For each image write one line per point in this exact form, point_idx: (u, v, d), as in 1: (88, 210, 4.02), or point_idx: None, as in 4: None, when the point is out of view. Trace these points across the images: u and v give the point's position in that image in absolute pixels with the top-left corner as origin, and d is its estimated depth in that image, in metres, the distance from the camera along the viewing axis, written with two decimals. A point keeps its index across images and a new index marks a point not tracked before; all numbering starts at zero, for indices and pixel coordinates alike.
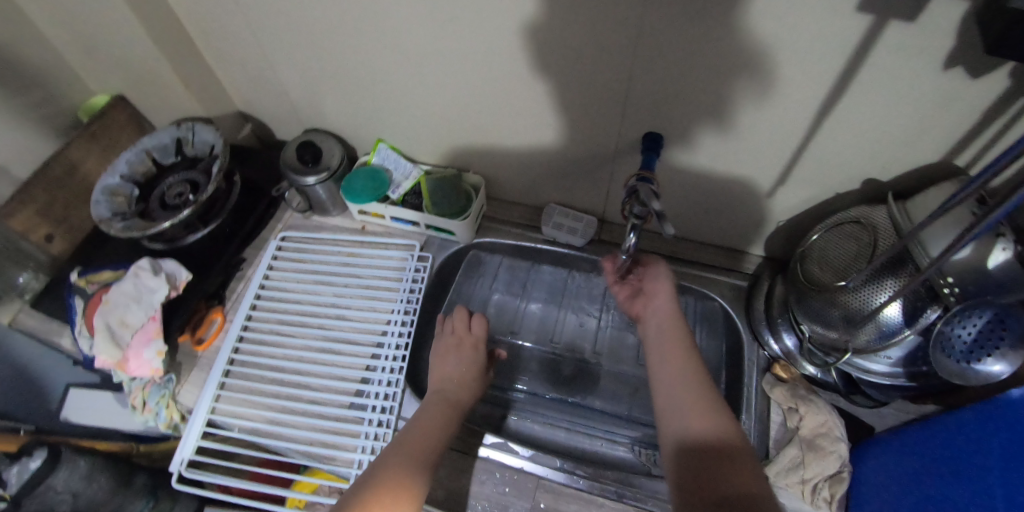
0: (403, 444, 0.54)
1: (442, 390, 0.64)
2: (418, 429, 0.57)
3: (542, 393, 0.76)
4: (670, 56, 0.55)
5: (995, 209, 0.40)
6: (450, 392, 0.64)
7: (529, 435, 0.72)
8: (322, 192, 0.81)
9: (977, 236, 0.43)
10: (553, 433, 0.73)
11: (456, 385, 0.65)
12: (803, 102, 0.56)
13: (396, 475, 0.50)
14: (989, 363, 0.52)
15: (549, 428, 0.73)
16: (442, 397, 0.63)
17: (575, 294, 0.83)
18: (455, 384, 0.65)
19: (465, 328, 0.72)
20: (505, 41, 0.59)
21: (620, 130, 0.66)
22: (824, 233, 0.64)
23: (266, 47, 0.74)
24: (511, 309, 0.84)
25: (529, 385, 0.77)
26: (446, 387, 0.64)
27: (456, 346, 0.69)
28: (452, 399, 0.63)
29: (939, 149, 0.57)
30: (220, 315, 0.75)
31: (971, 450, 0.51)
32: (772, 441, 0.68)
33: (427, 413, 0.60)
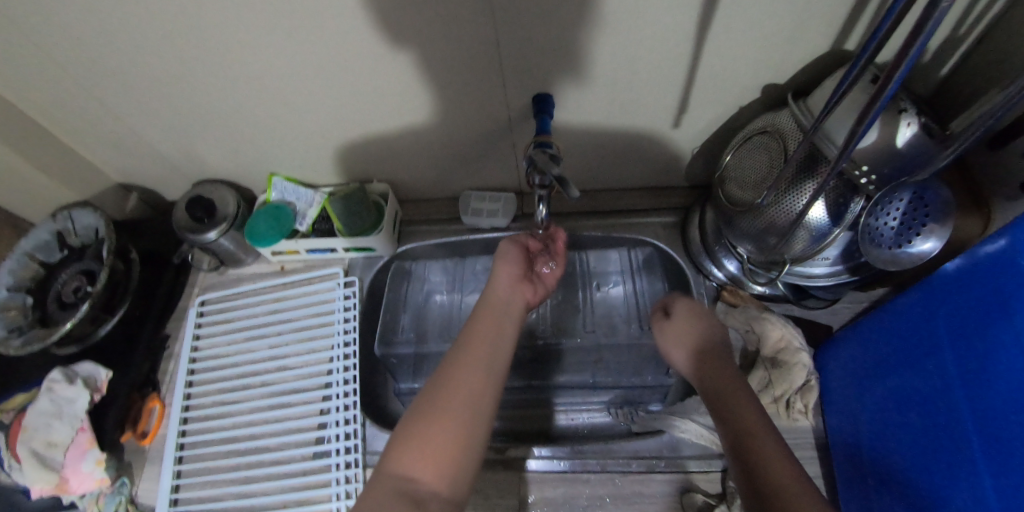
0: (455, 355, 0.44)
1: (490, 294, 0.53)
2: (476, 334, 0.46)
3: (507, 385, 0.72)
4: (528, 11, 0.50)
5: (881, 90, 0.36)
6: (508, 294, 0.53)
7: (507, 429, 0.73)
8: (228, 243, 0.76)
9: (871, 122, 0.39)
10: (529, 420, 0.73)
11: (507, 288, 0.54)
12: (679, 22, 0.52)
13: (448, 396, 0.41)
14: (919, 243, 0.52)
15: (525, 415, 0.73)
16: (493, 301, 0.52)
17: None
18: (504, 285, 0.54)
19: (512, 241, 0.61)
20: (356, 34, 0.53)
21: (508, 99, 0.62)
22: (735, 152, 0.62)
23: (114, 109, 0.67)
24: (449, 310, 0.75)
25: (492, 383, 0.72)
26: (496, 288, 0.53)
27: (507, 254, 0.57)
28: (505, 301, 0.52)
29: (824, 39, 0.54)
30: (158, 401, 0.71)
31: (920, 331, 0.49)
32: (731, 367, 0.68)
33: (482, 318, 0.49)
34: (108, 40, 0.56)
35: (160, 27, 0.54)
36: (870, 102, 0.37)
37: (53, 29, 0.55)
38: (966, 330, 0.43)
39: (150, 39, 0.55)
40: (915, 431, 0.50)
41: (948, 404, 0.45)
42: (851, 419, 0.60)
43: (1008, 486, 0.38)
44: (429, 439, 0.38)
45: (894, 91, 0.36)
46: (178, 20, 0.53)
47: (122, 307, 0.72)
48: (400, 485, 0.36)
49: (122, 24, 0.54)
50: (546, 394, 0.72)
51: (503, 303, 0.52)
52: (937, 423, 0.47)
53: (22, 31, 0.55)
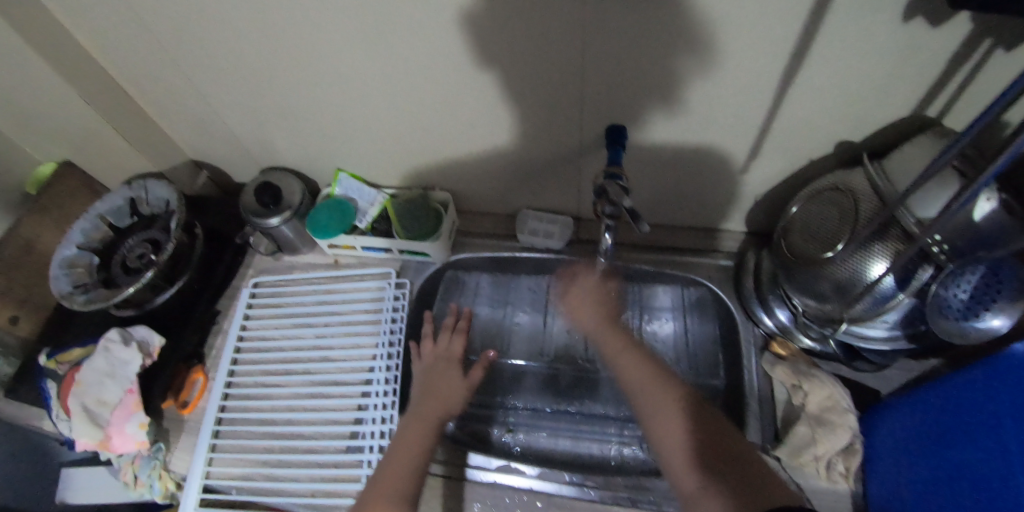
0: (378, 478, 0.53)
1: (420, 406, 0.62)
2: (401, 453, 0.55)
3: (542, 407, 0.74)
4: (621, 46, 0.53)
5: (994, 162, 0.36)
6: (442, 409, 0.62)
7: (533, 450, 0.72)
8: (289, 231, 0.79)
9: (976, 192, 0.40)
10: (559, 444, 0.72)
11: (439, 399, 0.63)
12: (764, 72, 0.54)
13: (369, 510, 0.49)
14: (989, 319, 0.51)
15: (554, 439, 0.72)
16: (423, 412, 0.61)
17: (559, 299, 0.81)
18: (435, 398, 0.63)
19: (443, 347, 0.70)
20: (450, 51, 0.56)
21: (583, 126, 0.64)
22: (804, 204, 0.63)
23: (209, 92, 0.72)
24: (497, 324, 0.81)
25: (528, 402, 0.75)
26: (426, 399, 0.63)
27: (442, 368, 0.68)
28: (433, 411, 0.61)
29: (906, 104, 0.56)
30: (202, 374, 0.73)
31: (981, 409, 0.49)
32: (772, 419, 0.67)
33: (409, 434, 0.58)
34: (221, 31, 0.60)
35: (272, 25, 0.58)
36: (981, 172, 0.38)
37: (174, 17, 0.59)
38: None
39: (259, 35, 0.59)
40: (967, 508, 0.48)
41: (1006, 485, 0.44)
42: (895, 489, 0.58)
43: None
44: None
45: (1004, 168, 0.37)
46: (290, 20, 0.56)
47: (182, 279, 0.75)
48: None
49: (238, 19, 0.58)
50: (580, 421, 0.73)
51: (433, 414, 0.60)
52: (993, 502, 0.45)
53: (144, 16, 0.60)
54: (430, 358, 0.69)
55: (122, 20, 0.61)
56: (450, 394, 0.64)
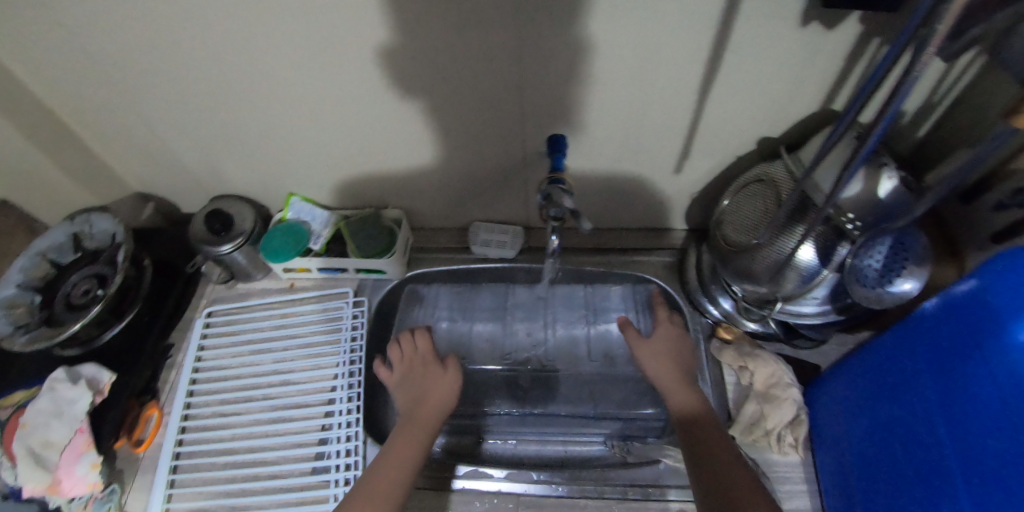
0: (360, 492, 0.52)
1: (408, 414, 0.60)
2: (387, 470, 0.54)
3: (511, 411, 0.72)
4: (556, 57, 0.56)
5: (866, 140, 0.40)
6: (432, 419, 0.60)
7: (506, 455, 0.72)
8: (241, 257, 0.78)
9: (855, 171, 0.44)
10: (529, 447, 0.73)
11: (426, 405, 0.61)
12: (687, 76, 0.58)
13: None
14: (900, 284, 0.56)
15: (525, 443, 0.73)
16: (411, 422, 0.59)
17: (518, 306, 0.80)
18: (423, 406, 0.61)
19: (411, 351, 0.67)
20: (394, 70, 0.58)
21: (525, 138, 0.68)
22: (733, 197, 0.68)
23: (151, 121, 0.71)
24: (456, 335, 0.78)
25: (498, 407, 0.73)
26: (414, 408, 0.61)
27: (419, 373, 0.64)
28: (423, 422, 0.59)
29: (816, 100, 0.61)
30: (156, 409, 0.71)
31: (902, 369, 0.53)
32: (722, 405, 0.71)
33: (397, 444, 0.57)
34: (161, 61, 0.60)
35: (214, 52, 0.58)
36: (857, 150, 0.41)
37: (111, 47, 0.58)
38: (947, 366, 0.47)
39: (202, 62, 0.60)
40: (899, 461, 0.53)
41: (928, 433, 0.49)
42: (840, 453, 0.63)
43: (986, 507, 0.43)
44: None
45: (874, 146, 0.41)
46: (233, 47, 0.57)
47: (129, 313, 0.73)
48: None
49: (179, 47, 0.58)
50: (543, 421, 0.71)
51: (422, 426, 0.59)
52: (919, 451, 0.50)
53: (80, 47, 0.59)
54: (404, 365, 0.66)
55: (56, 54, 0.60)
56: (440, 400, 0.61)
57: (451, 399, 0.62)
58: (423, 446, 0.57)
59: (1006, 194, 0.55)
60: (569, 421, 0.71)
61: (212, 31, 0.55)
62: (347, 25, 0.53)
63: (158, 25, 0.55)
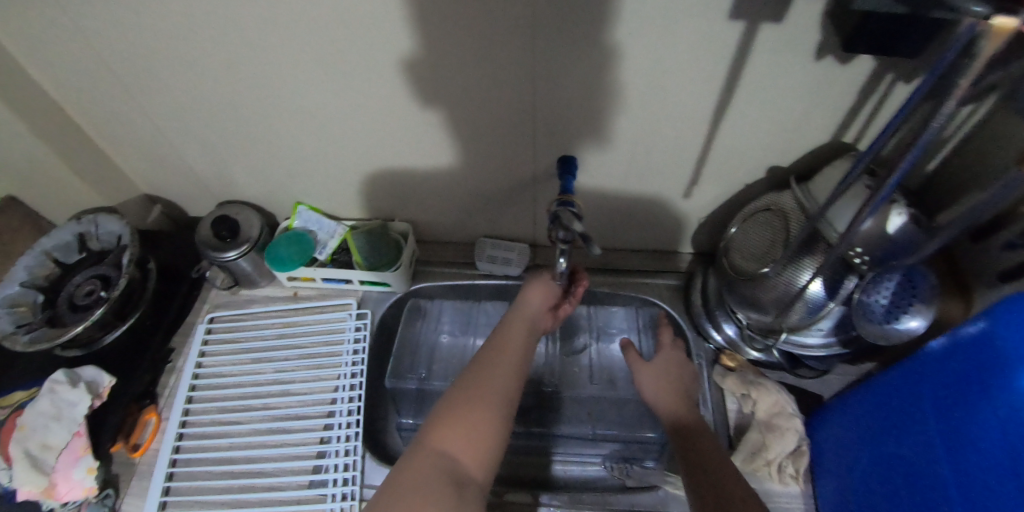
0: (471, 379, 0.48)
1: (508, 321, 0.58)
2: (496, 354, 0.51)
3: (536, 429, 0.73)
4: (572, 80, 0.56)
5: (893, 172, 0.39)
6: (530, 315, 0.59)
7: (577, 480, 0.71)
8: (246, 264, 0.78)
9: (879, 203, 0.44)
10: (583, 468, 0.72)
11: (525, 315, 0.59)
12: (700, 103, 0.59)
13: (470, 414, 0.44)
14: (907, 321, 0.56)
15: (579, 464, 0.72)
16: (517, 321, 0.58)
17: None
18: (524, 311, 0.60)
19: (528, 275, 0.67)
20: (411, 84, 0.59)
21: (536, 157, 0.68)
22: (741, 225, 0.68)
23: (165, 126, 0.71)
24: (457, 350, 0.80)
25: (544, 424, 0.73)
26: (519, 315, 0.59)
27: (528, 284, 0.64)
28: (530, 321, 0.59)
29: (827, 132, 0.61)
30: (155, 414, 0.70)
31: (906, 408, 0.53)
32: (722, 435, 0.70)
33: (505, 336, 0.55)
34: (180, 65, 0.60)
35: (233, 60, 0.58)
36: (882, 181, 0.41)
37: (131, 51, 0.59)
38: (954, 408, 0.47)
39: (220, 69, 0.60)
40: (902, 499, 0.52)
41: (932, 475, 0.49)
42: (842, 488, 0.62)
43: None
44: (454, 435, 0.42)
45: (900, 179, 0.41)
46: (253, 55, 0.57)
47: (133, 316, 0.73)
48: (443, 461, 0.41)
49: (199, 53, 0.58)
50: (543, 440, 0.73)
51: (523, 323, 0.58)
52: (921, 490, 0.50)
53: (100, 49, 0.59)
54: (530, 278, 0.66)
55: (76, 54, 0.60)
56: (535, 305, 0.61)
57: (547, 306, 0.62)
58: (529, 337, 0.56)
59: (1015, 234, 0.55)
60: (568, 441, 0.73)
61: (234, 38, 0.55)
62: (368, 38, 0.53)
63: (180, 30, 0.55)
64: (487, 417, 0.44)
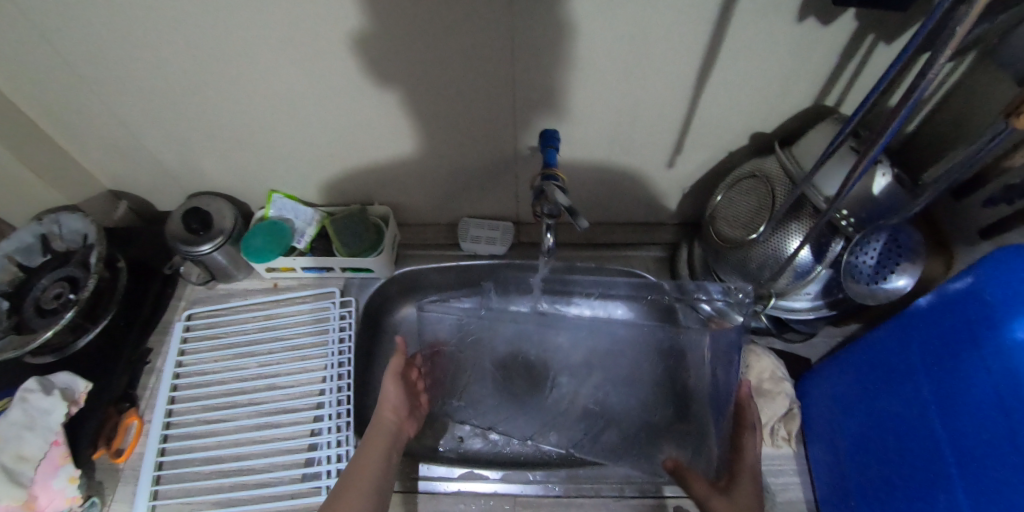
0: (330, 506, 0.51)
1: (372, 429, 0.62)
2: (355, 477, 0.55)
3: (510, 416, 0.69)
4: (551, 50, 0.54)
5: (884, 132, 0.39)
6: (387, 429, 0.62)
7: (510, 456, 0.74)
8: (221, 257, 0.76)
9: (868, 166, 0.43)
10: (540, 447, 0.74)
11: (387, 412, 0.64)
12: (682, 70, 0.57)
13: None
14: (895, 280, 0.56)
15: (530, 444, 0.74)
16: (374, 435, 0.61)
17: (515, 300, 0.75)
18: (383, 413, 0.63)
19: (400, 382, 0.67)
20: (380, 62, 0.56)
21: (517, 132, 0.66)
22: (725, 193, 0.67)
23: (124, 117, 0.67)
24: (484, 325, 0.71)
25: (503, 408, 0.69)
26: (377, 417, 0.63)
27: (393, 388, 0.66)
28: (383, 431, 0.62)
29: (809, 95, 0.60)
30: (136, 417, 0.68)
31: (896, 365, 0.54)
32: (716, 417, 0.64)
33: (361, 460, 0.58)
34: (133, 52, 0.56)
35: (190, 43, 0.55)
36: (873, 142, 0.40)
37: (78, 37, 0.54)
38: (944, 361, 0.48)
39: (176, 54, 0.56)
40: (895, 458, 0.53)
41: (925, 429, 0.50)
42: (835, 450, 0.63)
43: (983, 501, 0.43)
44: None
45: (891, 137, 0.40)
46: (210, 37, 0.54)
47: (105, 317, 0.70)
48: None
49: (152, 38, 0.54)
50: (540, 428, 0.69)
51: (381, 441, 0.60)
52: (916, 447, 0.51)
53: (42, 37, 0.55)
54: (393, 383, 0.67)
55: (16, 45, 0.56)
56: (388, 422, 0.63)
57: (398, 421, 0.65)
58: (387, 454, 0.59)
59: (996, 190, 0.55)
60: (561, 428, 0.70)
61: (187, 19, 0.52)
62: (330, 14, 0.50)
63: (128, 13, 0.51)
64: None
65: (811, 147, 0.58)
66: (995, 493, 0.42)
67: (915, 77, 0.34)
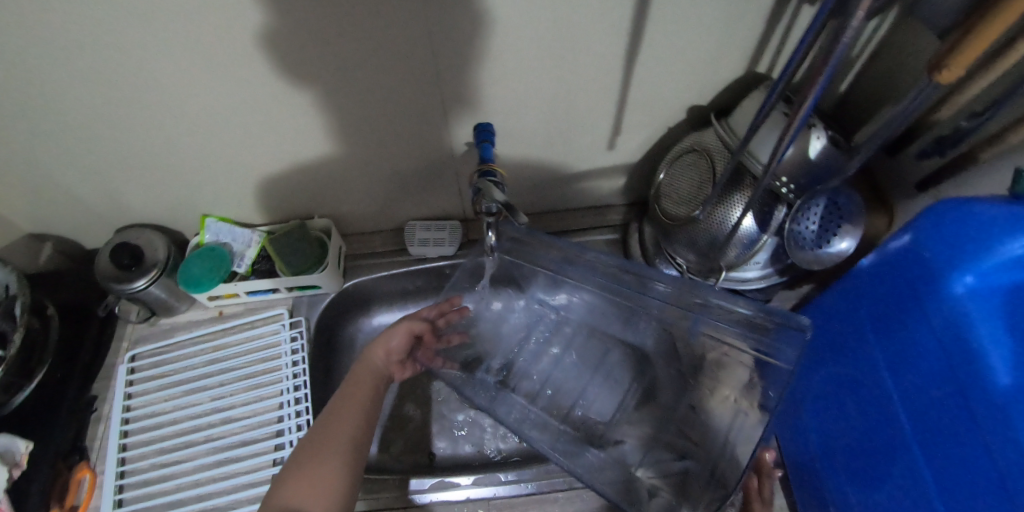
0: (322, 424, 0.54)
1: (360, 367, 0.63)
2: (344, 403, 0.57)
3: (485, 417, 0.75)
4: (468, 40, 0.51)
5: (810, 92, 0.37)
6: (376, 367, 0.64)
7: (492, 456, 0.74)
8: (158, 291, 0.72)
9: (798, 130, 0.42)
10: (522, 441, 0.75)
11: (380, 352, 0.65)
12: (610, 49, 0.54)
13: (324, 448, 0.51)
14: (838, 243, 0.56)
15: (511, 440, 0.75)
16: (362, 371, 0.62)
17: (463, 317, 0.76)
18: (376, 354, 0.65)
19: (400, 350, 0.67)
20: (290, 70, 0.52)
21: (448, 128, 0.63)
22: (668, 170, 0.66)
23: (21, 156, 0.61)
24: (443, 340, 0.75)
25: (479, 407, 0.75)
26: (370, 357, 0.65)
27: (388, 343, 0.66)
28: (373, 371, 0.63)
29: (740, 64, 0.59)
30: (88, 470, 0.65)
31: (846, 329, 0.55)
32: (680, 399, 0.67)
33: (351, 391, 0.59)
34: (16, 83, 0.51)
35: (78, 68, 0.50)
36: (801, 103, 0.38)
37: None
38: (890, 319, 0.49)
39: (64, 81, 0.51)
40: (854, 417, 0.54)
41: (877, 386, 0.51)
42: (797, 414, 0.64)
43: (936, 452, 0.44)
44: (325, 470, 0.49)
45: (818, 97, 0.38)
46: (98, 59, 0.49)
47: (39, 371, 0.67)
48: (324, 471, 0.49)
49: (32, 66, 0.49)
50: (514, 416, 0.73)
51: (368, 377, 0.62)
52: (871, 405, 0.52)
53: None
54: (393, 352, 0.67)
55: None
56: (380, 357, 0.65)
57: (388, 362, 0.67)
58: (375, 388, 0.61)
59: (928, 143, 0.55)
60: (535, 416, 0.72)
61: (65, 42, 0.47)
62: (226, 21, 0.46)
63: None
64: (337, 448, 0.52)
65: (745, 116, 0.56)
66: (946, 443, 0.43)
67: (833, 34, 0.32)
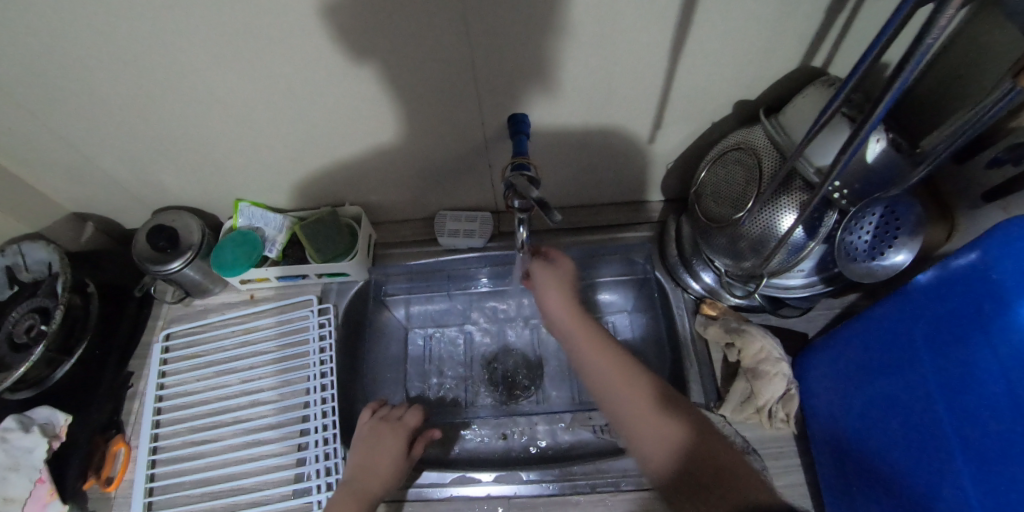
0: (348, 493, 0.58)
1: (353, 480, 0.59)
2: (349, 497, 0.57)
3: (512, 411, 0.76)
4: (503, 34, 0.50)
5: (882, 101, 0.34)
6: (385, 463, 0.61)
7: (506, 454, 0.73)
8: (194, 273, 0.73)
9: (867, 136, 0.38)
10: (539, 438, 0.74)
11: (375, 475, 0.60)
12: (655, 42, 0.52)
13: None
14: (893, 256, 0.54)
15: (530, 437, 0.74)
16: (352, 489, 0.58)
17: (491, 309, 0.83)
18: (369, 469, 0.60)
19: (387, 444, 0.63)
20: (324, 58, 0.51)
21: (483, 120, 0.62)
22: (711, 167, 0.63)
23: (70, 140, 0.63)
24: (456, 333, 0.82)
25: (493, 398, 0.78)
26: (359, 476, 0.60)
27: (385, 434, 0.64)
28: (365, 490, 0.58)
29: (793, 58, 0.55)
30: (123, 444, 0.67)
31: (898, 348, 0.51)
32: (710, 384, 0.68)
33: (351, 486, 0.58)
34: (60, 67, 0.52)
35: (114, 50, 0.50)
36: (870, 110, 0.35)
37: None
38: (949, 341, 0.45)
39: (106, 68, 0.52)
40: (902, 442, 0.51)
41: (930, 414, 0.47)
42: (837, 433, 0.60)
43: (1000, 491, 0.40)
44: None
45: (893, 102, 0.34)
46: (139, 45, 0.49)
47: (78, 349, 0.69)
48: None
49: (76, 52, 0.50)
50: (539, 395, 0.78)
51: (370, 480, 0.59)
52: (920, 433, 0.48)
53: None
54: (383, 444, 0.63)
55: None
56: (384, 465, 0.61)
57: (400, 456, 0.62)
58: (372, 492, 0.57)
59: (1002, 150, 0.51)
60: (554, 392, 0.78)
61: (110, 31, 0.47)
62: (259, 7, 0.45)
63: (34, 22, 0.46)
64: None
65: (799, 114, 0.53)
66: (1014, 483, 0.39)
67: (916, 35, 0.28)
